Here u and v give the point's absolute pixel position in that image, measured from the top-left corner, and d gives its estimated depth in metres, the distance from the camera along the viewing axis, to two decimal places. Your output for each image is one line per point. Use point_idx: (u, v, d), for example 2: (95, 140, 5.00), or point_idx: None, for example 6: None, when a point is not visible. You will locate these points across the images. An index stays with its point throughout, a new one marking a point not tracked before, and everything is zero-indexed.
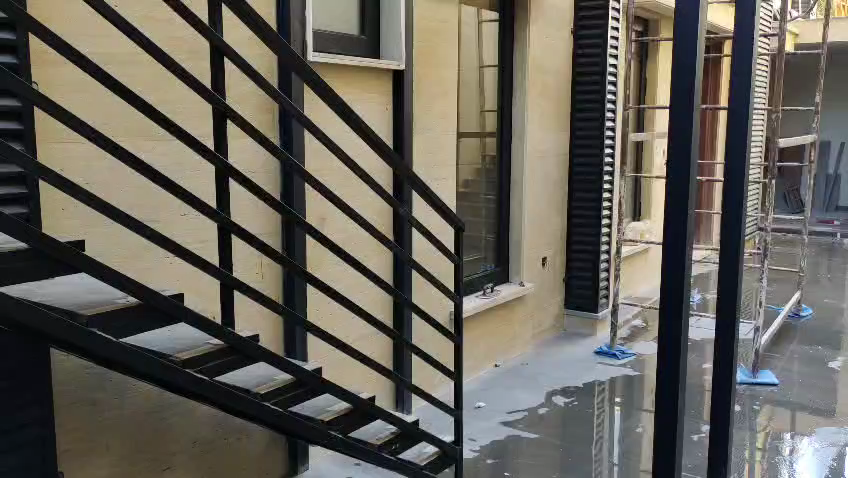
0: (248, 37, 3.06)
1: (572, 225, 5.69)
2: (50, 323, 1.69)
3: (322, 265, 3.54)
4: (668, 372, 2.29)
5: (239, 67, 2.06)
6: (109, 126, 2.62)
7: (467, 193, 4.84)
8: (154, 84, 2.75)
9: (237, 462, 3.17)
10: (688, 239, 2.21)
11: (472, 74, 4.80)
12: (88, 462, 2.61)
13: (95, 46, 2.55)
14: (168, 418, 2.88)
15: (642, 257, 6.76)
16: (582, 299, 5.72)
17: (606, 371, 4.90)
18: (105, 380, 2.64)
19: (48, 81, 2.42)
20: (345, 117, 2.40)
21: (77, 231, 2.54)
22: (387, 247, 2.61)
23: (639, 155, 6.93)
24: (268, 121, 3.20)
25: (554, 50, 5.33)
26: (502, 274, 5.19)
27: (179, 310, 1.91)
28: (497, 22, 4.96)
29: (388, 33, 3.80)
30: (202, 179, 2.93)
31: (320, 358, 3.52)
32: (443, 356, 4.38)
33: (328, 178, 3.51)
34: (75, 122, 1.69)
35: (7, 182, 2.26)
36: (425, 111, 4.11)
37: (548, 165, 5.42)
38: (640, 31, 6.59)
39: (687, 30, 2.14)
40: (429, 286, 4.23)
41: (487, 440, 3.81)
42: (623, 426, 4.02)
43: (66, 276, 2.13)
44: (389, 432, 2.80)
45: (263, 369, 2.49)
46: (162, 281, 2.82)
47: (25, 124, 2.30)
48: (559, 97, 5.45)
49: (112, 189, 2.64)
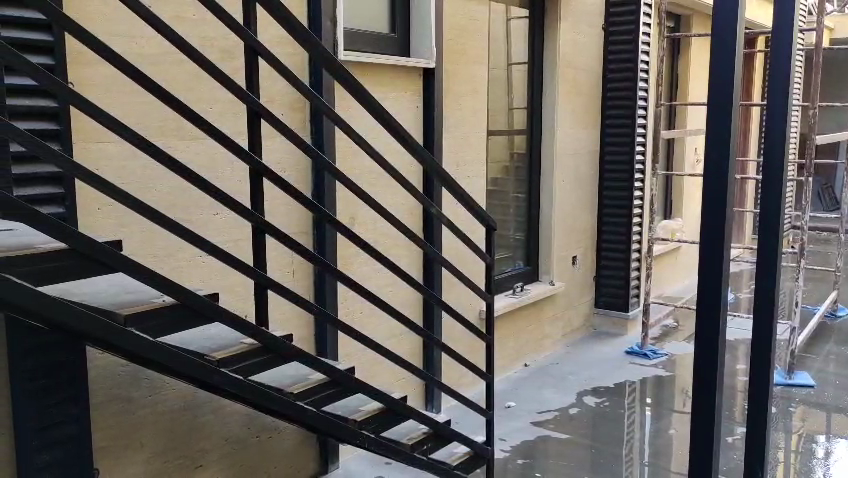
0: (279, 35, 3.07)
1: (603, 223, 5.64)
2: (89, 323, 1.70)
3: (352, 264, 3.54)
4: (706, 376, 2.25)
5: (275, 66, 2.05)
6: (143, 125, 2.64)
7: (496, 192, 4.82)
8: (187, 83, 2.77)
9: (269, 460, 3.18)
10: (726, 240, 2.17)
11: (501, 71, 4.77)
12: (124, 459, 2.63)
13: (130, 46, 2.57)
14: (201, 415, 2.89)
15: (672, 255, 6.69)
16: (613, 298, 5.67)
17: (636, 371, 4.84)
18: (140, 378, 2.66)
19: (84, 81, 2.45)
20: (378, 115, 2.39)
21: (112, 230, 2.57)
22: (421, 247, 2.59)
23: (671, 153, 6.85)
24: (299, 120, 3.20)
25: (584, 46, 5.28)
26: (532, 273, 5.16)
27: (213, 309, 1.91)
28: (527, 19, 4.92)
29: (418, 31, 3.79)
30: (234, 178, 2.94)
31: (349, 357, 3.53)
32: (472, 355, 4.36)
33: (358, 177, 3.51)
34: (111, 123, 1.68)
35: (44, 182, 2.29)
36: (455, 109, 4.09)
37: (579, 163, 5.38)
38: (672, 27, 6.51)
39: (725, 26, 2.09)
40: (458, 285, 4.21)
41: (517, 440, 3.79)
42: (655, 427, 3.98)
43: (103, 277, 2.15)
44: (421, 432, 2.78)
45: (296, 368, 2.49)
46: (194, 279, 2.83)
47: (62, 125, 2.33)
48: (589, 94, 5.40)
49: (146, 188, 2.66)
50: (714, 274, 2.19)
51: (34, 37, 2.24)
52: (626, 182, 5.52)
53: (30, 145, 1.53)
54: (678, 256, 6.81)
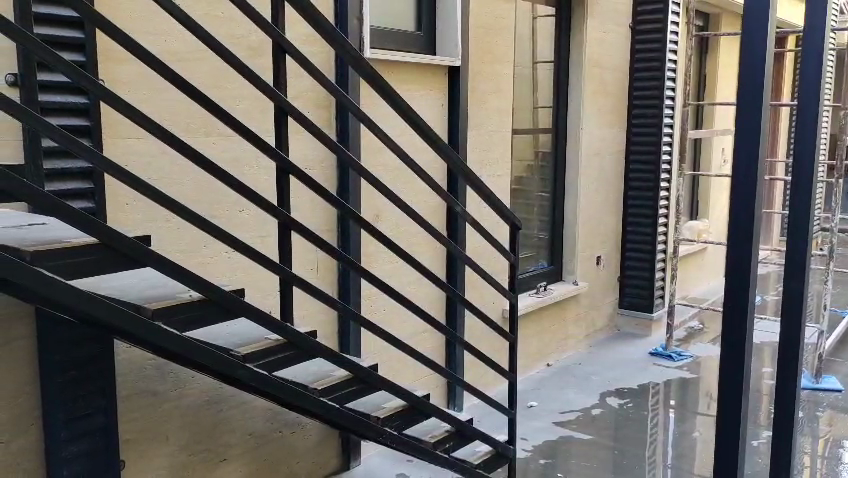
0: (306, 33, 3.08)
1: (628, 224, 5.61)
2: (118, 316, 1.72)
3: (377, 262, 3.56)
4: (731, 378, 2.22)
5: (303, 63, 2.06)
6: (171, 121, 2.66)
7: (520, 191, 4.81)
8: (216, 81, 2.79)
9: (291, 456, 3.20)
10: (755, 242, 2.14)
11: (527, 70, 4.75)
12: (148, 451, 2.66)
13: (160, 43, 2.60)
14: (225, 410, 2.92)
15: (699, 256, 6.63)
16: (637, 299, 5.63)
17: (660, 372, 4.81)
18: (165, 371, 2.69)
19: (114, 77, 2.48)
20: (405, 114, 2.39)
21: (140, 225, 2.60)
22: (446, 246, 2.59)
23: (698, 154, 6.78)
24: (325, 117, 3.21)
25: (611, 44, 5.24)
26: (556, 273, 5.14)
27: (240, 304, 1.92)
28: (553, 17, 4.90)
29: (444, 29, 3.79)
30: (259, 175, 2.97)
31: (373, 354, 3.54)
32: (495, 354, 4.35)
33: (382, 174, 3.52)
34: (142, 120, 1.69)
35: (74, 177, 2.33)
36: (480, 107, 4.09)
37: (604, 163, 5.35)
38: (701, 26, 6.44)
39: (755, 27, 2.07)
40: (482, 284, 4.20)
41: (539, 440, 3.78)
42: (678, 430, 3.94)
43: (133, 271, 2.18)
44: (443, 430, 2.78)
45: (320, 364, 2.51)
46: (219, 274, 2.86)
47: (92, 121, 2.36)
48: (615, 93, 5.37)
49: (174, 184, 2.69)
50: (742, 276, 2.17)
51: (67, 34, 2.27)
52: (652, 183, 5.47)
53: (62, 140, 1.55)
54: (705, 257, 6.74)
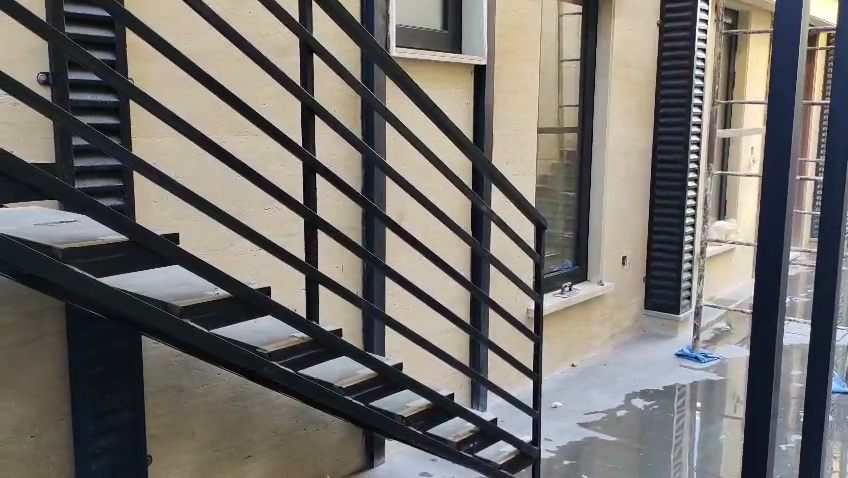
0: (333, 32, 3.09)
1: (654, 223, 5.56)
2: (146, 313, 1.73)
3: (403, 260, 3.56)
4: (761, 380, 2.20)
5: (329, 61, 2.06)
6: (198, 118, 2.68)
7: (546, 190, 4.79)
8: (243, 80, 2.81)
9: (316, 454, 3.21)
10: (786, 244, 2.11)
11: (553, 69, 4.73)
12: (175, 447, 2.69)
13: (189, 43, 2.62)
14: (252, 407, 2.94)
15: (726, 257, 6.56)
16: (664, 300, 5.58)
17: (687, 374, 4.76)
18: (192, 367, 2.72)
19: (143, 76, 2.50)
20: (431, 112, 2.38)
21: (167, 222, 2.62)
22: (472, 246, 2.58)
23: (726, 153, 6.71)
24: (350, 115, 3.22)
25: (638, 42, 5.19)
26: (581, 273, 5.11)
27: (266, 302, 1.93)
28: (580, 15, 4.86)
29: (470, 28, 3.77)
30: (286, 173, 2.99)
31: (397, 352, 3.55)
32: (520, 354, 4.34)
33: (407, 173, 3.52)
34: (171, 119, 1.70)
35: (103, 175, 2.36)
36: (506, 106, 4.08)
37: (631, 162, 5.30)
38: (730, 24, 6.36)
39: (788, 23, 2.03)
40: (507, 283, 4.19)
41: (563, 441, 3.76)
42: (705, 432, 3.90)
43: (162, 269, 2.20)
44: (468, 430, 2.77)
45: (345, 363, 2.51)
46: (245, 272, 2.87)
47: (122, 119, 2.39)
48: (642, 91, 5.31)
49: (202, 181, 2.71)
50: (772, 277, 2.14)
51: (96, 33, 2.30)
52: (680, 182, 5.41)
53: (92, 138, 1.55)
54: (732, 257, 6.67)
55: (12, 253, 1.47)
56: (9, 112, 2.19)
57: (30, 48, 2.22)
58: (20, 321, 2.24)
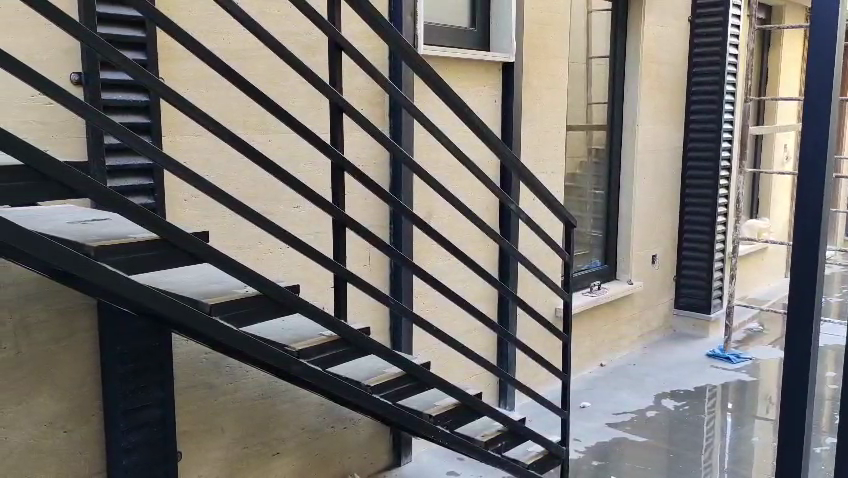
0: (361, 30, 3.09)
1: (685, 222, 5.49)
2: (177, 310, 1.75)
3: (430, 258, 3.55)
4: (796, 383, 2.15)
5: (358, 60, 2.05)
6: (227, 116, 2.69)
7: (574, 187, 4.75)
8: (273, 79, 2.82)
9: (343, 452, 3.22)
10: (822, 244, 2.06)
11: (582, 66, 4.68)
12: (204, 443, 2.70)
13: (219, 42, 2.63)
14: (280, 404, 2.95)
15: (759, 256, 6.46)
16: (694, 299, 5.51)
17: (718, 374, 4.69)
18: (221, 365, 2.74)
19: (174, 76, 2.52)
20: (460, 111, 2.37)
21: (197, 220, 2.64)
22: (500, 245, 2.56)
23: (758, 150, 6.60)
24: (378, 114, 3.22)
25: (669, 38, 5.13)
26: (610, 272, 5.06)
27: (294, 300, 1.93)
28: (610, 11, 4.81)
29: (498, 25, 3.75)
30: (314, 171, 2.99)
31: (424, 351, 3.54)
32: (547, 353, 4.31)
33: (435, 171, 3.50)
34: (201, 118, 1.70)
35: (133, 173, 2.38)
36: (535, 104, 4.05)
37: (661, 160, 5.24)
38: (763, 19, 6.25)
39: (825, 18, 1.99)
40: (535, 282, 4.17)
41: (592, 442, 3.72)
42: (737, 433, 3.84)
43: (191, 266, 2.22)
44: (495, 429, 2.75)
45: (373, 361, 2.51)
46: (273, 270, 2.88)
47: (153, 118, 2.41)
48: (673, 88, 5.25)
49: (232, 180, 2.73)
50: (808, 277, 2.09)
51: (127, 33, 2.32)
52: (712, 180, 5.33)
53: (124, 138, 1.56)
54: (765, 257, 6.56)
55: (47, 251, 1.48)
56: (43, 112, 2.22)
57: (63, 49, 2.25)
58: (55, 318, 2.28)
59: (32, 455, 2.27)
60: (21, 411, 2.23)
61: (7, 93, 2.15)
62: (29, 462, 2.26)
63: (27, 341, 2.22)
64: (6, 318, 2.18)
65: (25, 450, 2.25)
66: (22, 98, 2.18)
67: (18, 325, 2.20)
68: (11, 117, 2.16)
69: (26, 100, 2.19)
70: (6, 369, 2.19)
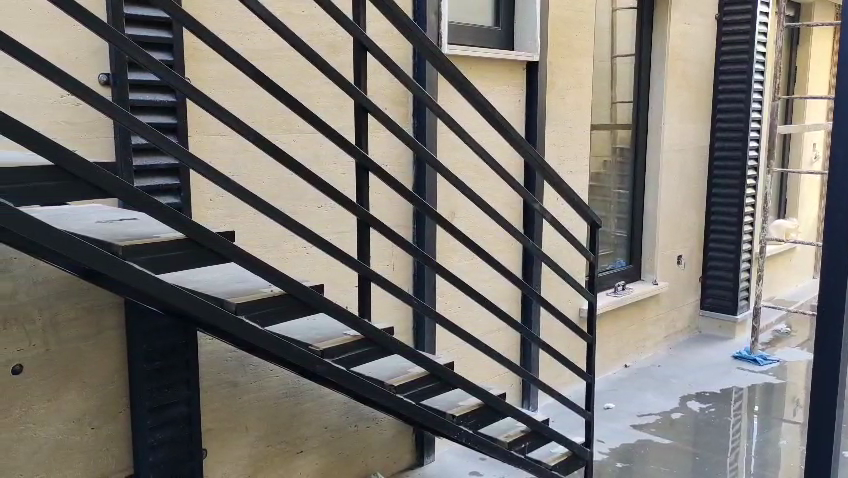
0: (385, 30, 3.09)
1: (711, 222, 5.44)
2: (203, 309, 1.76)
3: (454, 258, 3.55)
4: None
5: (383, 60, 2.05)
6: (253, 117, 2.71)
7: (598, 187, 4.72)
8: (298, 79, 2.83)
9: (366, 451, 3.23)
10: None
11: (606, 64, 4.65)
12: (228, 441, 2.72)
13: (245, 42, 2.65)
14: (304, 403, 2.97)
15: (787, 256, 6.37)
16: (720, 300, 5.45)
17: (745, 376, 4.63)
18: (246, 363, 2.76)
19: (200, 76, 2.54)
20: (484, 110, 2.36)
21: (223, 220, 2.66)
22: (524, 245, 2.55)
23: (786, 149, 6.51)
24: (402, 113, 3.22)
25: (695, 35, 5.07)
26: (635, 272, 5.02)
27: (319, 300, 1.94)
28: (635, 9, 4.76)
29: (522, 25, 3.73)
30: (339, 171, 3.01)
31: (447, 350, 3.54)
32: (571, 354, 4.28)
33: (459, 170, 3.50)
34: (228, 118, 1.71)
35: (160, 173, 2.40)
36: (560, 103, 4.02)
37: (686, 159, 5.19)
38: (792, 16, 6.16)
39: None
40: (559, 282, 4.14)
41: (616, 443, 3.70)
42: (763, 437, 3.79)
43: (217, 266, 2.23)
44: (519, 430, 2.74)
45: (398, 361, 2.51)
46: (298, 270, 2.90)
47: (179, 119, 2.43)
48: (699, 87, 5.19)
49: (256, 178, 2.74)
50: None
51: (153, 34, 2.34)
52: (738, 180, 5.27)
53: (151, 137, 1.57)
54: (793, 257, 6.47)
55: (76, 250, 1.50)
56: (71, 112, 2.25)
57: (91, 50, 2.28)
58: (84, 316, 2.30)
59: (61, 451, 2.30)
60: (51, 407, 2.26)
61: (37, 93, 2.18)
62: (58, 458, 2.29)
63: (56, 339, 2.25)
64: (36, 315, 2.21)
65: (53, 447, 2.28)
66: (51, 99, 2.21)
67: (47, 322, 2.23)
68: (41, 118, 2.19)
69: (56, 100, 2.22)
70: (36, 366, 2.22)
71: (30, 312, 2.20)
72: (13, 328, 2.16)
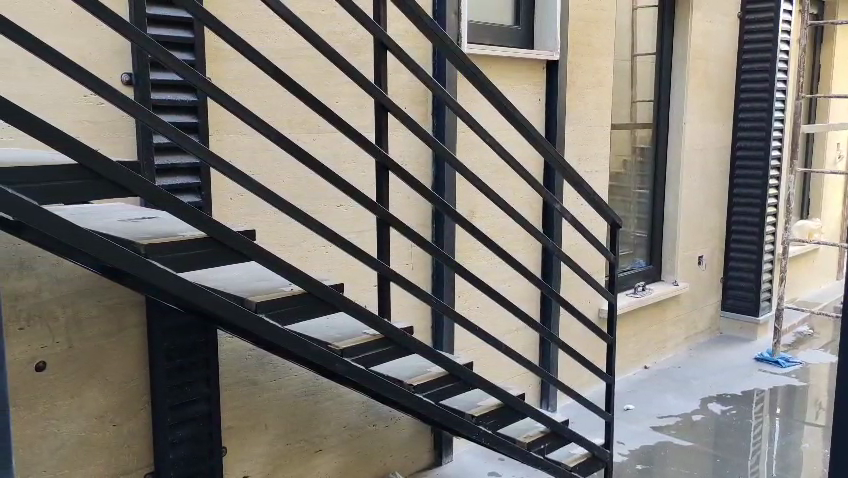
0: (405, 29, 3.09)
1: (732, 222, 5.39)
2: (224, 307, 1.77)
3: (473, 257, 3.54)
4: None
5: (403, 59, 2.04)
6: (274, 116, 2.72)
7: (618, 187, 4.69)
8: (318, 78, 2.84)
9: (385, 450, 3.23)
10: None
11: (627, 63, 4.62)
12: (247, 440, 2.73)
13: (266, 42, 2.66)
14: (323, 401, 2.97)
15: (810, 257, 6.29)
16: (742, 301, 5.39)
17: (767, 379, 4.58)
18: (265, 362, 2.77)
19: (221, 75, 2.56)
20: (505, 109, 2.35)
21: (244, 219, 2.67)
22: (544, 244, 2.53)
23: (809, 149, 6.43)
24: (421, 113, 3.22)
25: (718, 33, 5.03)
26: (655, 273, 4.98)
27: (339, 299, 1.94)
28: (656, 8, 4.72)
29: (543, 24, 3.72)
30: (358, 170, 3.01)
31: (466, 350, 3.53)
32: (590, 354, 4.26)
33: (479, 170, 3.49)
34: (250, 118, 1.71)
35: (181, 171, 2.42)
36: (580, 102, 4.00)
37: (708, 159, 5.14)
38: (816, 14, 6.08)
39: None
40: (579, 283, 4.12)
41: (636, 445, 3.67)
42: (786, 440, 3.74)
43: (237, 264, 2.24)
44: (538, 431, 2.73)
45: (417, 360, 2.50)
46: (317, 268, 2.90)
47: (200, 118, 2.44)
48: (721, 86, 5.14)
49: (277, 178, 2.75)
50: None
51: (176, 34, 2.35)
52: (761, 180, 5.21)
53: (174, 137, 1.58)
54: (816, 258, 6.39)
55: (100, 249, 1.51)
56: (95, 111, 2.27)
57: (114, 49, 2.29)
58: (105, 313, 2.32)
59: (82, 447, 2.32)
60: (73, 404, 2.28)
61: (61, 93, 2.20)
62: (80, 454, 2.31)
63: (79, 336, 2.27)
64: (59, 313, 2.23)
65: (76, 442, 2.30)
66: (74, 98, 2.23)
67: (70, 319, 2.25)
68: (64, 117, 2.21)
69: (80, 99, 2.24)
70: (59, 363, 2.23)
71: (53, 309, 2.21)
72: (36, 326, 2.18)
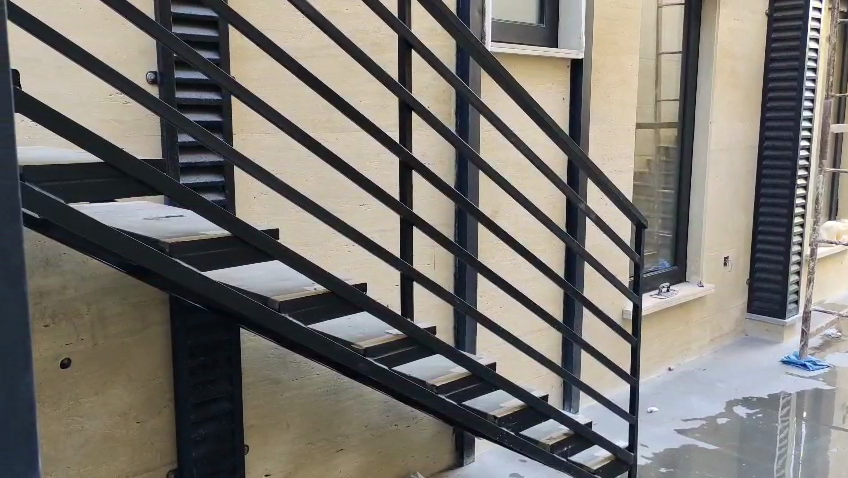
0: (430, 27, 3.08)
1: (759, 222, 5.32)
2: (248, 306, 1.76)
3: (496, 257, 3.52)
4: None
5: (427, 57, 2.03)
6: (298, 115, 2.72)
7: (643, 186, 4.65)
8: (342, 77, 2.84)
9: (406, 450, 3.22)
10: None
11: (652, 61, 4.57)
12: (269, 438, 2.73)
13: (291, 41, 2.66)
14: (344, 401, 2.97)
15: (838, 258, 6.18)
16: (768, 303, 5.32)
17: (793, 382, 4.51)
18: (287, 361, 2.77)
19: (246, 74, 2.56)
20: (529, 107, 2.33)
21: (268, 218, 2.68)
22: (568, 245, 2.51)
23: (838, 148, 6.32)
24: (445, 112, 3.21)
25: (745, 31, 4.96)
26: (680, 274, 4.93)
27: (363, 299, 1.93)
28: (683, 6, 4.67)
29: (567, 23, 3.69)
30: (382, 169, 3.00)
31: (488, 351, 3.51)
32: (614, 355, 4.22)
33: (503, 169, 3.47)
34: (274, 117, 1.71)
35: (206, 170, 2.42)
36: (604, 102, 3.96)
37: (734, 159, 5.07)
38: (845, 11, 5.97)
39: None
40: (603, 284, 4.09)
41: (660, 447, 3.63)
42: (813, 444, 3.68)
43: (260, 263, 2.24)
44: (561, 432, 2.70)
45: (440, 361, 2.49)
46: (340, 268, 2.90)
47: (225, 117, 2.45)
48: (748, 85, 5.08)
49: (301, 177, 2.75)
50: None
51: (201, 33, 2.36)
52: (789, 180, 5.13)
53: (199, 136, 1.57)
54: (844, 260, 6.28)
55: (127, 248, 1.51)
56: (121, 110, 2.29)
57: (140, 49, 2.31)
58: (130, 311, 2.34)
59: (106, 444, 2.33)
60: (97, 401, 2.29)
61: (88, 92, 2.21)
62: (104, 450, 2.33)
63: (104, 333, 2.29)
64: (84, 311, 2.24)
65: (100, 439, 2.32)
66: (101, 97, 2.24)
67: (95, 317, 2.27)
68: (91, 116, 2.23)
69: (106, 98, 2.25)
70: (84, 360, 2.25)
71: (79, 307, 2.23)
72: (62, 323, 2.20)
